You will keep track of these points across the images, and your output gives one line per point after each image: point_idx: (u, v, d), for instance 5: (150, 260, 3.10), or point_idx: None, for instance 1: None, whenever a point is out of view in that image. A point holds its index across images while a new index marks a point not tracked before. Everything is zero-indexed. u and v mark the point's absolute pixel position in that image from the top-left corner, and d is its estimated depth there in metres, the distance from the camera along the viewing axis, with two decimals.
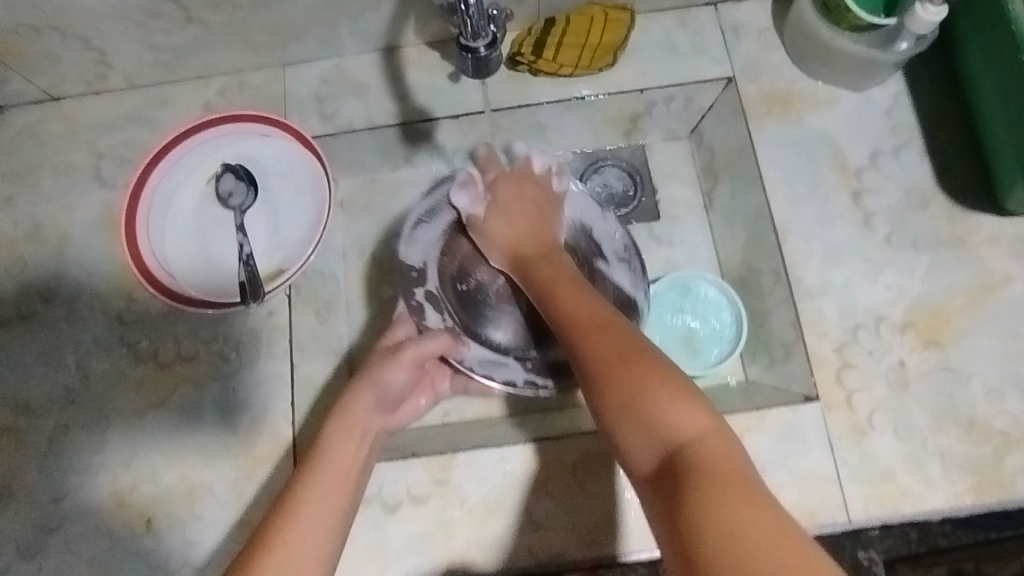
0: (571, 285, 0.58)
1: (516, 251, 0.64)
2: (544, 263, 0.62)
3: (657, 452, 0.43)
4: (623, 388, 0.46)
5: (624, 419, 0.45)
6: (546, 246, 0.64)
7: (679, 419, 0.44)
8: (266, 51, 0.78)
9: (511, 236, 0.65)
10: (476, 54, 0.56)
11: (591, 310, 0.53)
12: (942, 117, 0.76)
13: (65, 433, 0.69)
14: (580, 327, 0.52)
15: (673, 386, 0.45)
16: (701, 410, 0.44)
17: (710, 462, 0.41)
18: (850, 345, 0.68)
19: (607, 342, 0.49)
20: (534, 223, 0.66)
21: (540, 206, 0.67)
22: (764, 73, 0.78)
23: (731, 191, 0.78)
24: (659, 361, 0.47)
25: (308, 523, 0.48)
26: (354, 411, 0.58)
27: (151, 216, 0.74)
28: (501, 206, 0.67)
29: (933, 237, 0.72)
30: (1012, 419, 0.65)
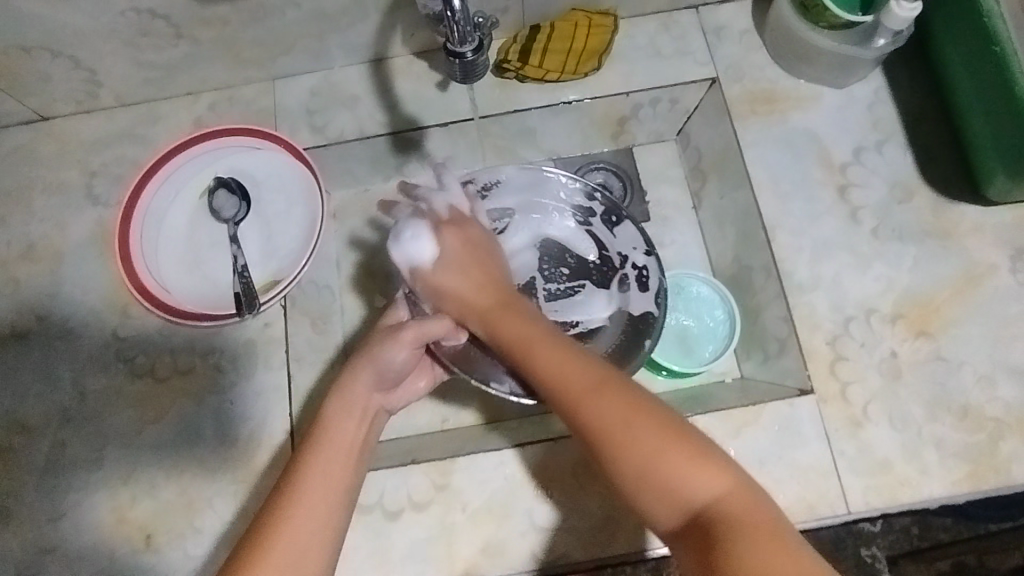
0: (544, 339, 0.54)
1: (467, 305, 0.60)
2: (499, 311, 0.58)
3: (681, 515, 0.44)
4: (633, 459, 0.45)
5: (649, 495, 0.45)
6: (502, 293, 0.60)
7: (700, 480, 0.44)
8: (255, 66, 0.79)
9: (460, 293, 0.60)
10: (463, 58, 0.56)
11: (578, 370, 0.50)
12: (922, 111, 0.77)
13: (62, 452, 0.69)
14: (577, 388, 0.49)
15: (689, 445, 0.45)
16: (721, 466, 0.45)
17: (738, 520, 0.42)
18: (842, 338, 0.69)
19: (608, 407, 0.47)
20: (478, 270, 0.61)
21: (475, 244, 0.63)
22: (747, 74, 0.79)
23: (719, 191, 0.80)
24: (668, 423, 0.46)
25: (299, 523, 0.49)
26: (358, 393, 0.58)
27: (145, 232, 0.75)
28: (448, 261, 0.62)
29: (919, 229, 0.73)
30: (1004, 405, 0.66)
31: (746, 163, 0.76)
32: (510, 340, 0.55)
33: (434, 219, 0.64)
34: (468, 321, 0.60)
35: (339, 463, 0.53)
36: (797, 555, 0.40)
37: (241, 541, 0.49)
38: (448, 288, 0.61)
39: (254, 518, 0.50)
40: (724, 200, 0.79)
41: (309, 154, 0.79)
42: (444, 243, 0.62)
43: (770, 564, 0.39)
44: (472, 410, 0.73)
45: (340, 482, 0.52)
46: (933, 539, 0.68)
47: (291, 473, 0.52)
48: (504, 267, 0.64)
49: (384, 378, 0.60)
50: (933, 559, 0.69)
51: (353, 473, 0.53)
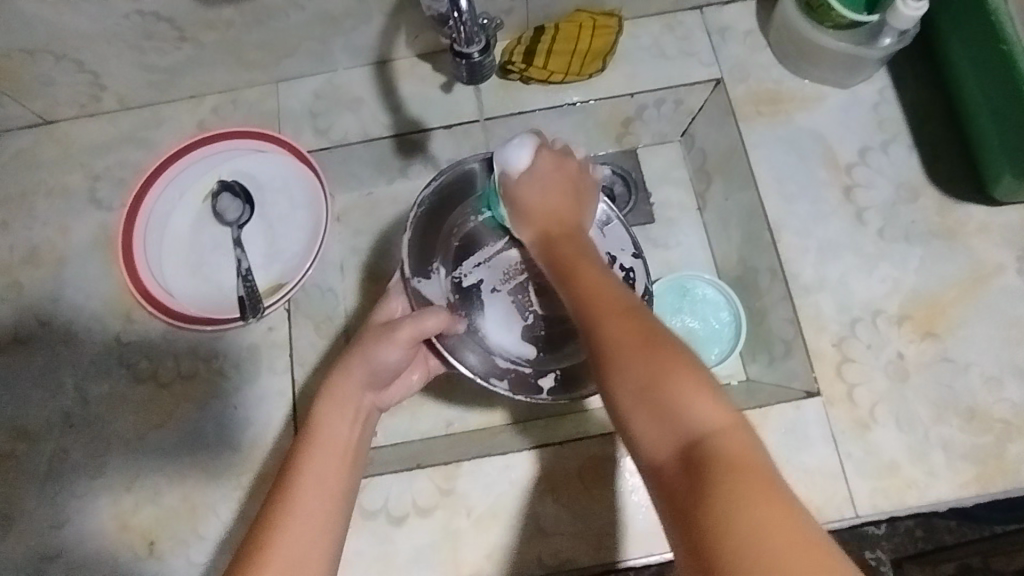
0: (590, 262, 0.54)
1: (545, 227, 0.59)
2: (572, 240, 0.58)
3: (673, 443, 0.41)
4: (634, 369, 0.43)
5: (641, 404, 0.43)
6: (573, 225, 0.59)
7: (700, 408, 0.41)
8: (258, 68, 0.79)
9: (545, 207, 0.60)
10: (470, 59, 0.56)
11: (615, 293, 0.49)
12: (928, 112, 0.77)
13: (66, 457, 0.69)
14: (604, 310, 0.48)
15: (697, 374, 0.43)
16: (720, 403, 0.42)
17: (727, 458, 0.38)
18: (849, 339, 0.69)
19: (626, 327, 0.46)
20: (568, 198, 0.61)
21: (577, 186, 0.62)
22: (753, 74, 0.79)
23: (724, 192, 0.80)
24: (676, 350, 0.44)
25: (298, 521, 0.48)
26: (350, 392, 0.58)
27: (148, 236, 0.74)
28: (536, 174, 0.60)
29: (925, 230, 0.73)
30: (1012, 406, 0.66)
31: (751, 164, 0.75)
32: (564, 258, 0.56)
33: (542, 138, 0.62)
34: (545, 259, 0.58)
35: (335, 464, 0.53)
36: (783, 507, 0.36)
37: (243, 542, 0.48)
38: (529, 201, 0.60)
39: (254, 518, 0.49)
40: (729, 201, 0.79)
41: (313, 157, 0.78)
42: (540, 158, 0.60)
43: (744, 517, 0.35)
44: (478, 413, 0.74)
45: (337, 481, 0.52)
46: (938, 541, 0.70)
47: (289, 474, 0.52)
48: (588, 212, 0.62)
49: (375, 378, 0.61)
50: (940, 561, 0.70)
51: (348, 473, 0.54)
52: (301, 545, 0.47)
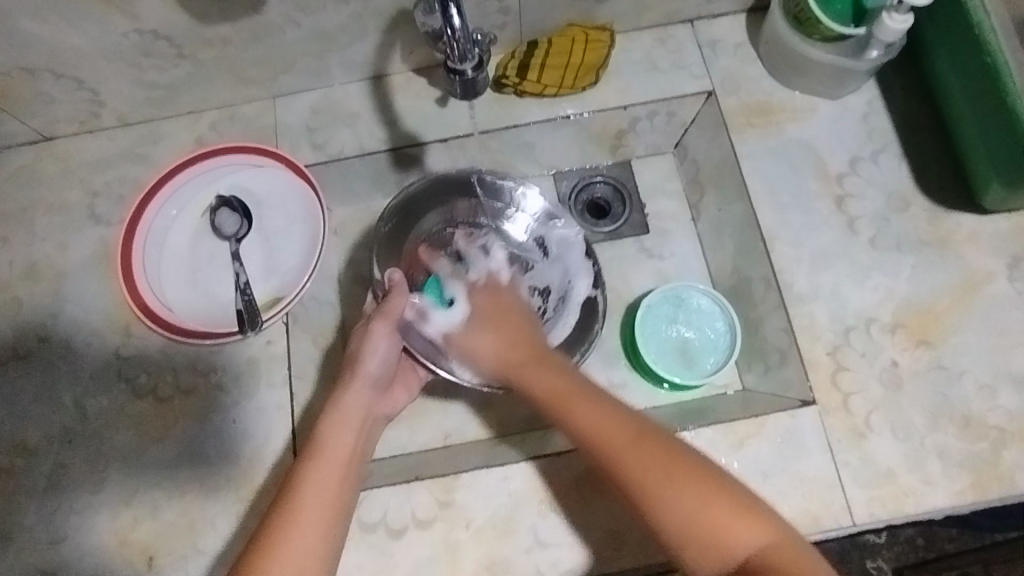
0: (577, 395, 0.56)
1: (500, 364, 0.63)
2: (523, 367, 0.62)
3: (724, 566, 0.48)
4: (676, 505, 0.49)
5: (692, 547, 0.48)
6: (534, 348, 0.63)
7: (742, 534, 0.48)
8: (255, 84, 0.80)
9: (490, 351, 0.65)
10: (464, 76, 0.57)
11: (617, 426, 0.53)
12: (916, 122, 0.78)
13: (64, 472, 0.69)
14: (619, 445, 0.52)
15: (735, 500, 0.49)
16: (761, 518, 0.48)
17: (785, 567, 0.46)
18: (843, 348, 0.69)
19: (650, 458, 0.51)
20: (505, 331, 0.66)
21: (501, 304, 0.69)
22: (743, 87, 0.80)
23: (717, 203, 0.81)
24: (707, 471, 0.50)
25: (301, 535, 0.51)
26: (353, 408, 0.62)
27: (148, 251, 0.75)
28: (477, 321, 0.68)
29: (917, 238, 0.73)
30: (1006, 413, 0.66)
31: (744, 175, 0.76)
32: (543, 397, 0.58)
33: (471, 287, 0.71)
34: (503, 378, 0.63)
35: (337, 471, 0.56)
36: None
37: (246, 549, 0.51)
38: (480, 352, 0.65)
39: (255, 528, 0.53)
40: (722, 212, 0.80)
41: (310, 171, 0.79)
42: (473, 304, 0.69)
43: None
44: (475, 425, 0.74)
45: (340, 484, 0.56)
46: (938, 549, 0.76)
47: (293, 479, 0.55)
48: (539, 330, 0.67)
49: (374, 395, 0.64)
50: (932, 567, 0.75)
51: (352, 480, 0.57)
52: (303, 556, 0.51)
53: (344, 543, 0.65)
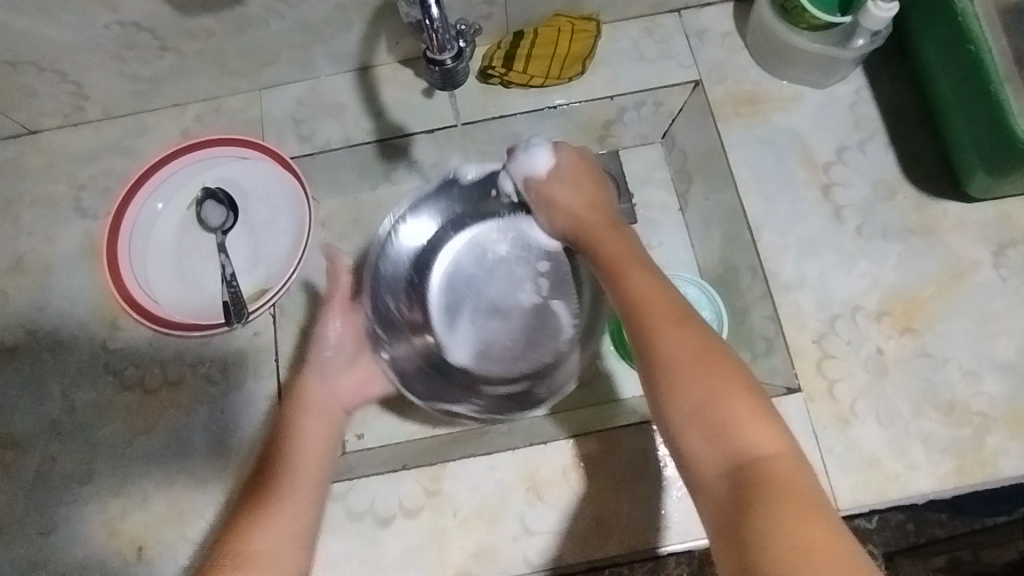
0: (633, 260, 0.60)
1: (574, 215, 0.69)
2: (602, 230, 0.66)
3: (721, 464, 0.45)
4: (693, 395, 0.47)
5: (697, 430, 0.46)
6: (612, 222, 0.67)
7: (754, 437, 0.45)
8: (241, 77, 0.79)
9: (569, 204, 0.70)
10: (443, 66, 0.57)
11: (667, 300, 0.53)
12: (903, 110, 0.78)
13: (52, 465, 0.69)
14: (659, 317, 0.52)
15: (756, 403, 0.46)
16: (777, 432, 0.45)
17: (783, 481, 0.42)
18: (829, 336, 0.69)
19: (683, 339, 0.50)
20: (586, 189, 0.70)
21: (592, 177, 0.71)
22: (730, 76, 0.80)
23: (704, 193, 0.81)
24: (737, 372, 0.48)
25: (269, 532, 0.50)
26: (324, 393, 0.62)
27: (133, 243, 0.74)
28: (559, 172, 0.71)
29: (903, 227, 0.74)
30: (989, 399, 0.67)
31: (731, 164, 0.76)
32: (602, 258, 0.62)
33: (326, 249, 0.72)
34: (575, 236, 0.68)
35: (306, 463, 0.55)
36: (817, 518, 0.40)
37: (209, 555, 0.50)
38: (562, 202, 0.70)
39: (223, 532, 0.52)
40: (709, 202, 0.80)
41: (296, 163, 0.79)
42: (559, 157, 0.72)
43: (800, 531, 0.39)
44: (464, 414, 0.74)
45: (313, 479, 0.55)
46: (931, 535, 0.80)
47: (263, 478, 0.55)
48: (609, 196, 0.71)
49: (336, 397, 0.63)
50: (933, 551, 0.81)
51: (322, 466, 0.56)
52: (275, 545, 0.49)
53: (332, 532, 0.65)
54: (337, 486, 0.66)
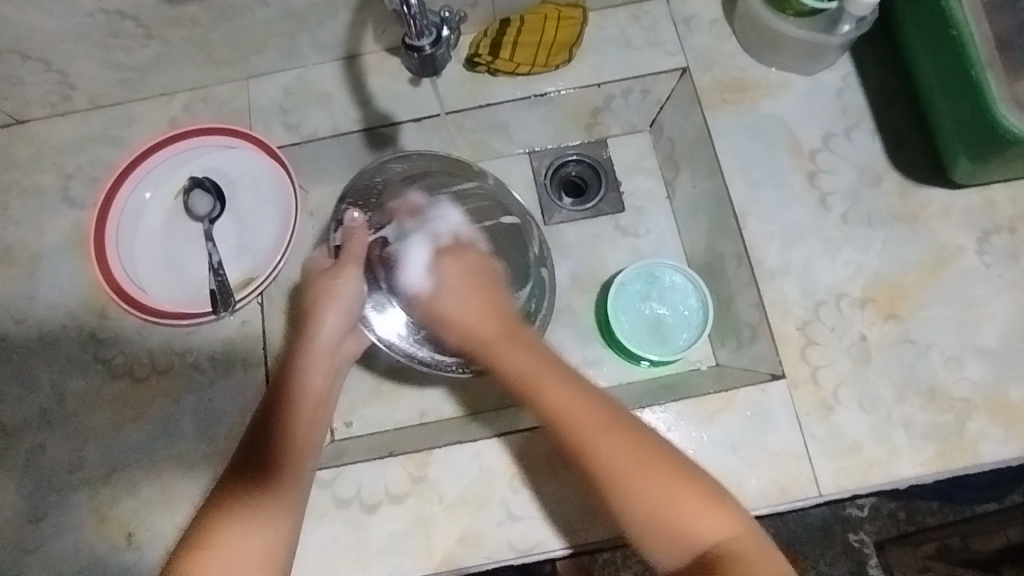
0: (510, 338, 0.59)
1: (466, 335, 0.61)
2: (496, 342, 0.59)
3: (687, 558, 0.49)
4: (640, 494, 0.50)
5: (656, 539, 0.50)
6: (508, 322, 0.61)
7: (709, 526, 0.50)
8: (227, 65, 0.79)
9: (465, 316, 0.62)
10: (421, 52, 0.57)
11: (592, 411, 0.53)
12: (889, 96, 0.78)
13: (42, 454, 0.70)
14: (587, 433, 0.52)
15: (705, 490, 0.51)
16: (733, 516, 0.50)
17: (745, 562, 0.48)
18: (813, 323, 0.70)
19: (614, 446, 0.51)
20: (482, 299, 0.63)
21: (478, 271, 0.66)
22: (717, 63, 0.79)
23: (690, 180, 0.82)
24: (693, 478, 0.51)
25: (229, 539, 0.51)
26: (336, 297, 0.66)
27: (121, 232, 0.75)
28: (444, 287, 0.65)
29: (888, 213, 0.74)
30: (971, 385, 0.67)
31: (716, 151, 0.76)
32: (514, 377, 0.56)
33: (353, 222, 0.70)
34: (474, 350, 0.61)
35: (302, 424, 0.59)
36: (764, 569, 0.48)
37: (179, 546, 0.53)
38: (449, 313, 0.63)
39: (187, 531, 0.53)
40: (696, 190, 0.81)
41: (283, 152, 0.79)
42: (439, 263, 0.67)
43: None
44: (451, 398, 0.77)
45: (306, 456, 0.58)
46: (920, 521, 0.89)
47: (255, 448, 0.57)
48: (507, 297, 0.65)
49: (346, 303, 0.66)
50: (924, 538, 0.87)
51: (298, 454, 0.58)
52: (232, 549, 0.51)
53: (319, 517, 0.66)
54: (324, 473, 0.67)
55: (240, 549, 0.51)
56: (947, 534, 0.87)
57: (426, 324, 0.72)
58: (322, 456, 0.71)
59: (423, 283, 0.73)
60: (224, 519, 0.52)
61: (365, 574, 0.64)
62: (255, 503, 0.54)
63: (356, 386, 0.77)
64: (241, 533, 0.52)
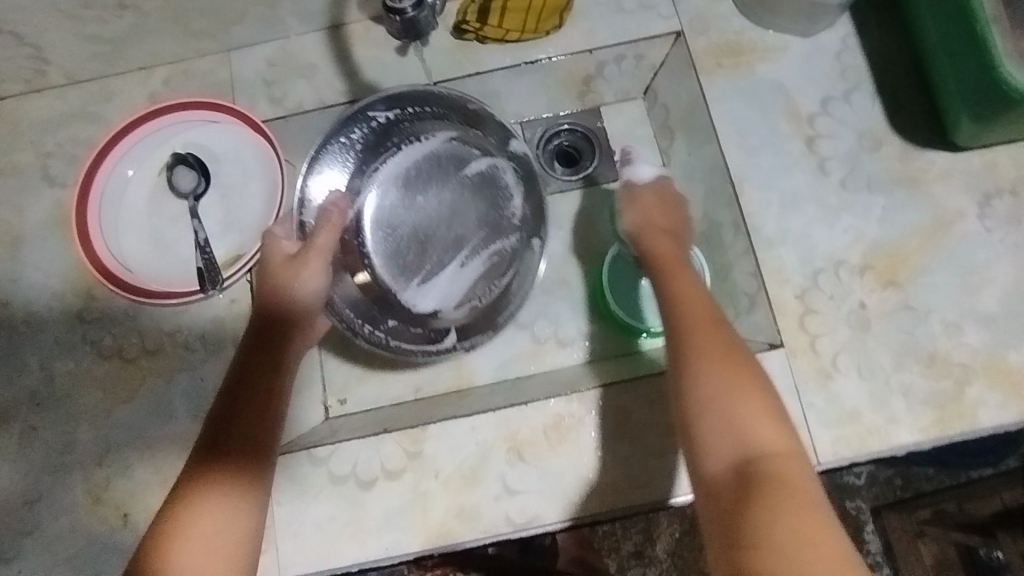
0: (678, 267, 0.66)
1: (644, 221, 0.71)
2: (662, 238, 0.69)
3: (732, 454, 0.50)
4: (715, 383, 0.53)
5: (713, 417, 0.52)
6: (679, 244, 0.70)
7: (763, 434, 0.50)
8: (207, 37, 0.76)
9: (651, 214, 0.72)
10: (403, 15, 0.55)
11: (704, 309, 0.60)
12: (889, 58, 0.76)
13: (34, 436, 0.69)
14: (695, 318, 0.59)
15: (767, 407, 0.52)
16: (784, 437, 0.51)
17: (783, 475, 0.47)
18: (812, 291, 0.69)
19: (718, 340, 0.57)
20: (660, 210, 0.72)
21: (663, 197, 0.73)
22: (713, 26, 0.77)
23: (686, 148, 0.80)
24: (764, 388, 0.54)
25: (186, 540, 0.50)
26: (291, 295, 0.66)
27: (104, 211, 0.73)
28: (637, 203, 0.72)
29: (887, 178, 0.72)
30: (971, 351, 0.67)
31: (713, 118, 0.74)
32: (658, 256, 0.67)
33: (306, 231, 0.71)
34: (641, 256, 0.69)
35: (267, 413, 0.58)
36: (809, 508, 0.45)
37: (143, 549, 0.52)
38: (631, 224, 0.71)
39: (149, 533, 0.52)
40: (692, 158, 0.79)
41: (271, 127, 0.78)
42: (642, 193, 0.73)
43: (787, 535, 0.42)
44: (446, 373, 0.76)
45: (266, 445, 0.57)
46: (914, 488, 0.91)
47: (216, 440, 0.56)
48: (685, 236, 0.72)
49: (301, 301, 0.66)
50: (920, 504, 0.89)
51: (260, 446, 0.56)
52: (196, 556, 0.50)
53: (314, 495, 0.65)
54: (319, 450, 0.66)
55: (194, 543, 0.50)
56: (943, 500, 0.88)
57: (390, 287, 0.76)
58: (317, 433, 0.70)
59: (389, 246, 0.76)
60: (179, 514, 0.51)
61: (363, 550, 0.64)
62: (209, 497, 0.52)
63: (349, 363, 0.77)
64: (200, 531, 0.51)
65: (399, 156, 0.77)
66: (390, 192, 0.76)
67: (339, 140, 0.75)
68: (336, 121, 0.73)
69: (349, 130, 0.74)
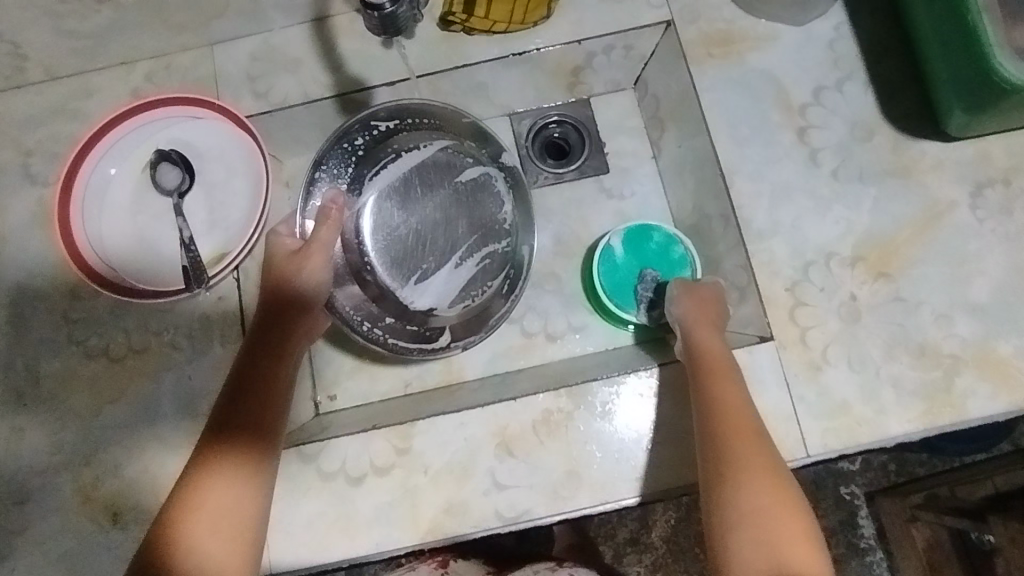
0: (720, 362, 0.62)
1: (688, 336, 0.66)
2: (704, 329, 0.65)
3: (763, 574, 0.48)
4: (749, 492, 0.52)
5: (746, 534, 0.50)
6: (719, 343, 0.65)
7: (798, 557, 0.49)
8: (188, 31, 0.75)
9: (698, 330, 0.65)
10: (381, 11, 0.54)
11: (743, 414, 0.57)
12: (881, 46, 0.75)
13: (21, 437, 0.68)
14: (733, 425, 0.57)
15: (805, 530, 0.51)
16: (819, 560, 0.50)
17: None
18: (802, 283, 0.68)
19: (752, 450, 0.55)
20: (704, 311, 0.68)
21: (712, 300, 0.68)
22: (703, 15, 0.75)
23: (676, 139, 0.80)
24: (802, 508, 0.52)
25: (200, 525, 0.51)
26: (293, 288, 0.65)
27: (86, 210, 0.72)
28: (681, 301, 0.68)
29: (878, 168, 0.72)
30: (961, 341, 0.66)
31: (703, 109, 0.73)
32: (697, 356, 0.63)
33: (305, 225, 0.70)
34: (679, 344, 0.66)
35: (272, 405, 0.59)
36: None
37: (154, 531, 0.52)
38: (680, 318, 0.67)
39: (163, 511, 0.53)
40: (682, 148, 0.78)
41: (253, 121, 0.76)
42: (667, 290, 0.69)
43: None
44: (437, 368, 0.76)
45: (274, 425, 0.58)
46: (909, 472, 0.94)
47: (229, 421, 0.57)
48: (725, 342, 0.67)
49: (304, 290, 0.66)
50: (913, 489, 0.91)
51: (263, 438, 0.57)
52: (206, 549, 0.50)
53: (303, 493, 0.65)
54: (308, 448, 0.66)
55: (206, 518, 0.51)
56: (935, 484, 0.89)
57: (389, 288, 0.76)
58: (306, 430, 0.70)
59: (388, 246, 0.76)
60: (198, 483, 0.53)
61: (354, 546, 0.64)
62: (221, 472, 0.54)
63: (338, 359, 0.76)
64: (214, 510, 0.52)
65: (397, 163, 0.77)
66: (390, 198, 0.76)
67: (341, 145, 0.73)
68: (335, 130, 0.72)
69: (349, 137, 0.73)
